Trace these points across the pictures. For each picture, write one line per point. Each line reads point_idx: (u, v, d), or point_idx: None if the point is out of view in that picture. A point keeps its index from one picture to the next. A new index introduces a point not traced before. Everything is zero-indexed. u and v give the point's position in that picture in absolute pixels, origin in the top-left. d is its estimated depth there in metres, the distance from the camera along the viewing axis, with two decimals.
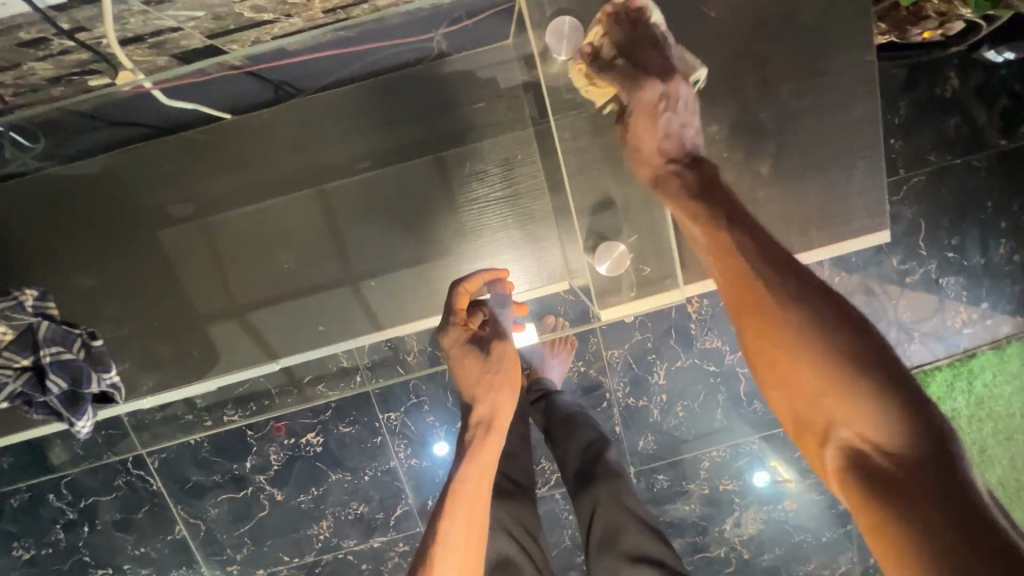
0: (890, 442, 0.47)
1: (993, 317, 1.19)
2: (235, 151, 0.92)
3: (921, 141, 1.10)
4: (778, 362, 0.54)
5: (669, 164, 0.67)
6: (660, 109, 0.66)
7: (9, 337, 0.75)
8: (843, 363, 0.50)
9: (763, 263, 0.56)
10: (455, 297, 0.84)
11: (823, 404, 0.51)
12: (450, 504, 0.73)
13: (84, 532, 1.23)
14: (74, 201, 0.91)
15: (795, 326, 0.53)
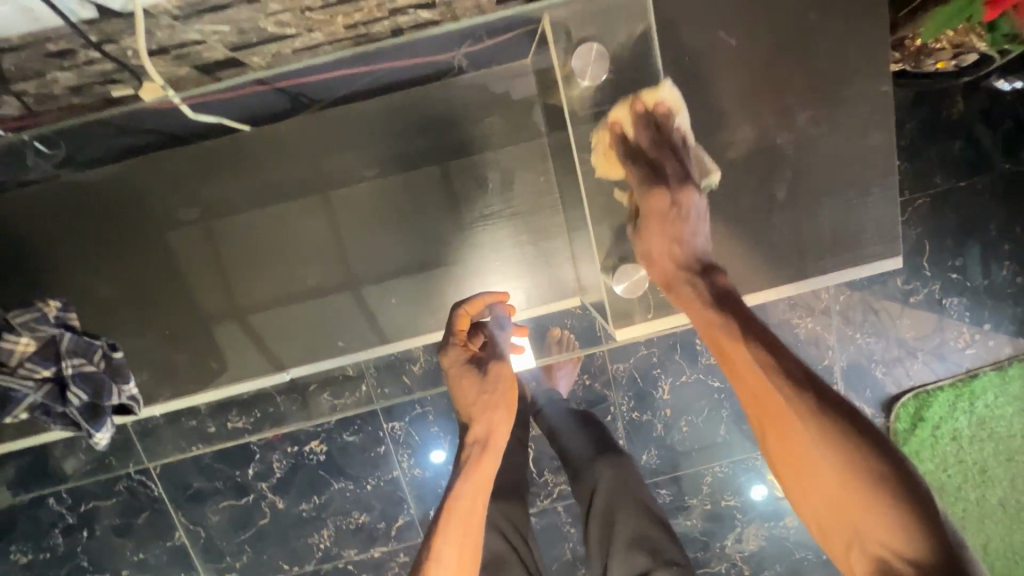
0: (911, 550, 0.51)
1: (995, 338, 1.20)
2: (246, 162, 0.91)
3: (926, 164, 1.12)
4: (799, 467, 0.58)
5: (682, 269, 0.70)
6: (671, 212, 0.70)
7: (32, 347, 0.75)
8: (861, 475, 0.54)
9: (777, 372, 0.60)
10: (455, 318, 0.85)
11: (845, 511, 0.55)
12: (445, 521, 0.75)
13: (83, 537, 1.22)
14: (87, 211, 0.91)
15: (811, 434, 0.56)
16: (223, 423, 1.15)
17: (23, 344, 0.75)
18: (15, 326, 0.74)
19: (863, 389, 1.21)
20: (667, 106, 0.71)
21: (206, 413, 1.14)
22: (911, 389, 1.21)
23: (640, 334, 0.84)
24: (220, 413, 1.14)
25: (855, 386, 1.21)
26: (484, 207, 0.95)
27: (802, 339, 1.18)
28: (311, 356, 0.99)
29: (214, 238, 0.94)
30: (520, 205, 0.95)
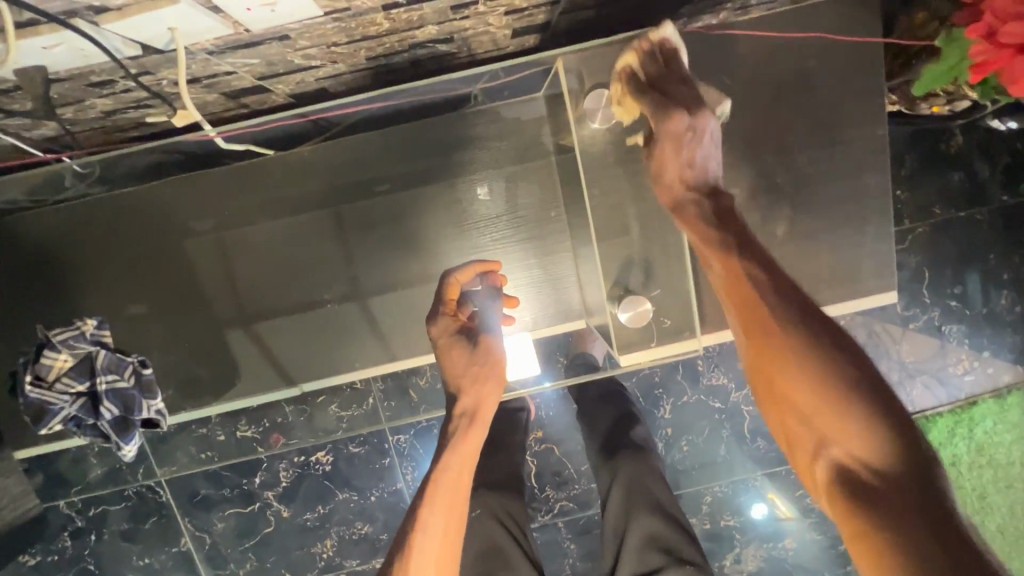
0: (878, 461, 0.49)
1: (994, 365, 1.21)
2: (270, 185, 0.95)
3: (925, 195, 1.14)
4: (776, 381, 0.55)
5: (688, 193, 0.67)
6: (685, 137, 0.66)
7: (69, 363, 0.78)
8: (837, 387, 0.52)
9: (767, 286, 0.58)
10: (444, 289, 0.86)
11: (817, 424, 0.53)
12: (432, 489, 0.72)
13: (90, 541, 1.24)
14: (114, 228, 0.95)
15: (795, 344, 0.54)
16: (232, 432, 1.19)
17: (61, 360, 0.78)
18: (54, 343, 0.78)
19: None
20: (671, 43, 0.68)
21: (216, 422, 1.19)
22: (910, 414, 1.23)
23: (642, 359, 0.86)
24: (229, 422, 1.18)
25: None
26: (494, 234, 0.98)
27: None
28: (322, 371, 1.01)
29: (233, 255, 0.97)
30: (529, 232, 0.98)
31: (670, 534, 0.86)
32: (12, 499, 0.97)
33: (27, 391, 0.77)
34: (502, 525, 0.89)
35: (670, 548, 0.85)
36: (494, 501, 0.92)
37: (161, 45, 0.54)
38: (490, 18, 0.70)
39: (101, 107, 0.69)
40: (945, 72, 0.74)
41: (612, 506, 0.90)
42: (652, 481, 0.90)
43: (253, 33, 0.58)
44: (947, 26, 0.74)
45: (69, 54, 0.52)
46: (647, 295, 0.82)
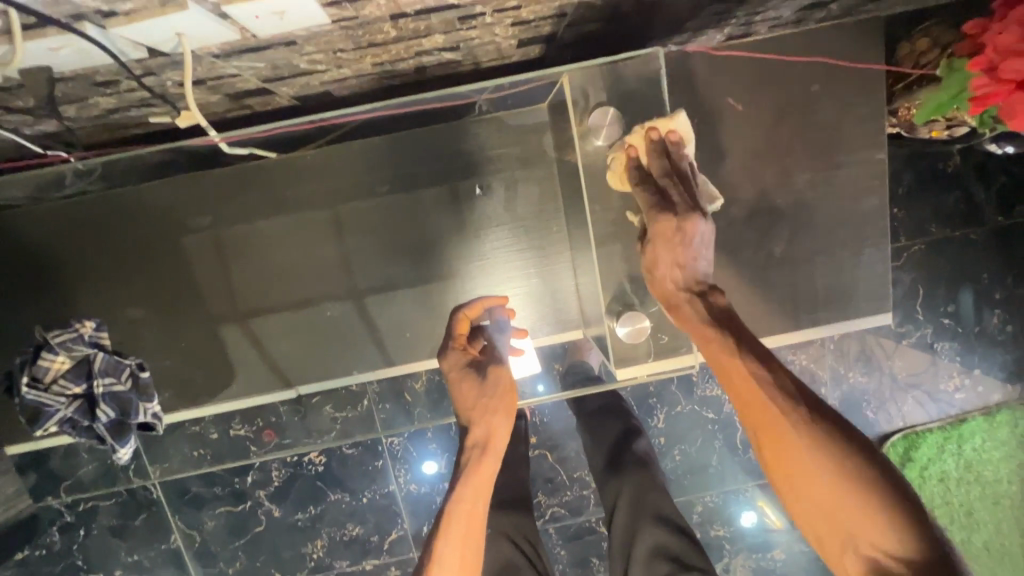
0: (905, 551, 0.51)
1: (984, 383, 1.22)
2: (272, 188, 0.95)
3: (921, 214, 1.16)
4: (797, 479, 0.56)
5: (680, 289, 0.69)
6: (676, 233, 0.68)
7: (66, 366, 0.78)
8: (855, 483, 0.53)
9: (774, 384, 0.58)
10: (455, 324, 0.87)
11: (842, 520, 0.54)
12: (447, 522, 0.71)
13: (79, 536, 1.23)
14: (114, 227, 0.94)
15: (813, 444, 0.55)
16: (226, 431, 1.18)
17: (58, 362, 0.77)
18: (53, 346, 0.78)
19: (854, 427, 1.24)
20: (678, 135, 0.71)
21: (209, 421, 1.18)
22: (901, 429, 1.24)
23: (635, 374, 0.88)
24: (222, 422, 1.17)
25: None
26: (496, 244, 0.98)
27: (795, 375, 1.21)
28: (321, 373, 1.03)
29: (233, 257, 0.97)
30: (530, 243, 0.98)
31: (677, 543, 0.83)
32: None
33: (22, 393, 0.76)
34: (510, 540, 0.88)
35: (678, 557, 0.81)
36: (502, 519, 0.91)
37: (168, 49, 0.54)
38: (497, 29, 0.70)
39: (104, 106, 0.69)
40: (947, 101, 0.76)
41: (617, 520, 0.89)
42: (655, 496, 0.89)
43: (259, 39, 0.58)
44: (947, 57, 0.76)
45: (74, 56, 0.51)
46: (647, 310, 0.82)
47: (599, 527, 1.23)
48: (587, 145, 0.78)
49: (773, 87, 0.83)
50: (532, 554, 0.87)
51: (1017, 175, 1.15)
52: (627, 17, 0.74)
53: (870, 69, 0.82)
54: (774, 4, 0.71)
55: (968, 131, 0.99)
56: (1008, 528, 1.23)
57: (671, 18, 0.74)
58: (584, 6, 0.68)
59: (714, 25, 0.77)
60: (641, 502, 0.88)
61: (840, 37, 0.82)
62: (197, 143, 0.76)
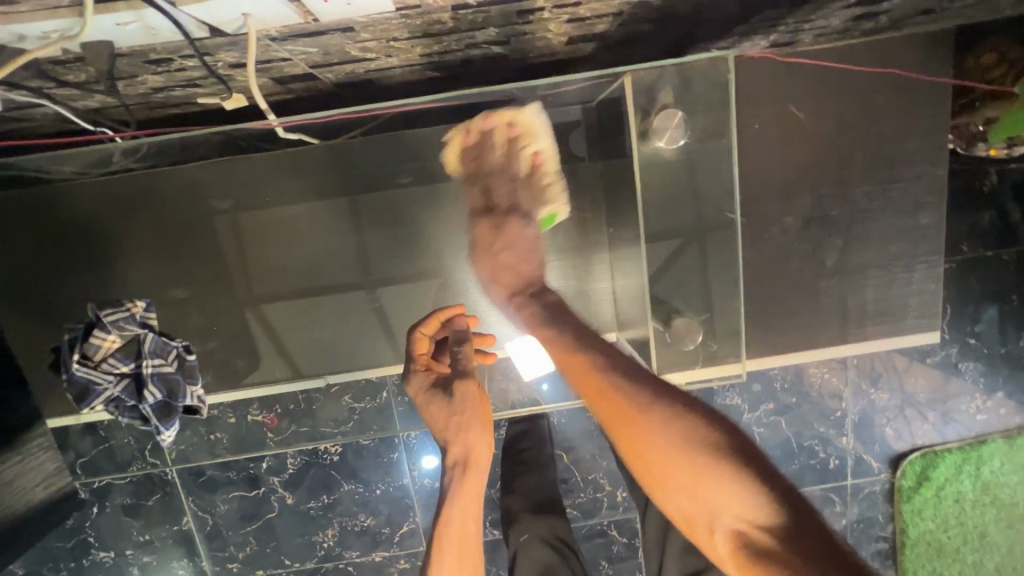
0: (759, 513, 0.54)
1: (1006, 407, 1.21)
2: (302, 177, 0.92)
3: (955, 231, 1.13)
4: (652, 458, 0.62)
5: (514, 295, 0.88)
6: (500, 236, 0.88)
7: (117, 344, 0.80)
8: (704, 456, 0.58)
9: (621, 375, 0.69)
10: (415, 345, 0.91)
11: (695, 489, 0.59)
12: (439, 547, 0.74)
13: (92, 513, 1.23)
14: (142, 206, 0.93)
15: (659, 419, 0.62)
16: (243, 416, 1.18)
17: (111, 340, 0.79)
18: (105, 324, 0.79)
19: (872, 444, 1.22)
20: (521, 127, 0.83)
21: (226, 405, 1.18)
22: (919, 447, 1.22)
23: (681, 379, 0.90)
24: (240, 407, 1.17)
25: (864, 440, 1.22)
26: None
27: (816, 390, 1.19)
28: (346, 364, 1.03)
29: (261, 241, 0.96)
30: (567, 242, 0.94)
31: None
32: (47, 475, 0.97)
33: (73, 369, 0.78)
34: (546, 543, 0.89)
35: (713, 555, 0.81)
36: (537, 524, 0.91)
37: (231, 29, 0.53)
38: (552, 25, 0.70)
39: (152, 84, 0.68)
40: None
41: (648, 526, 0.88)
42: None
43: (320, 23, 0.57)
44: None
45: (140, 32, 0.51)
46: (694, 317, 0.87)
47: (611, 530, 1.22)
48: (642, 146, 0.80)
49: (821, 96, 0.82)
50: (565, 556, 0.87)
51: None
52: (680, 18, 0.73)
53: (920, 82, 0.81)
54: (830, 10, 0.70)
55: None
56: (1021, 552, 1.23)
57: (725, 20, 0.73)
58: (643, 5, 0.66)
59: (764, 30, 0.76)
60: None
61: (891, 50, 0.81)
62: (252, 128, 0.77)
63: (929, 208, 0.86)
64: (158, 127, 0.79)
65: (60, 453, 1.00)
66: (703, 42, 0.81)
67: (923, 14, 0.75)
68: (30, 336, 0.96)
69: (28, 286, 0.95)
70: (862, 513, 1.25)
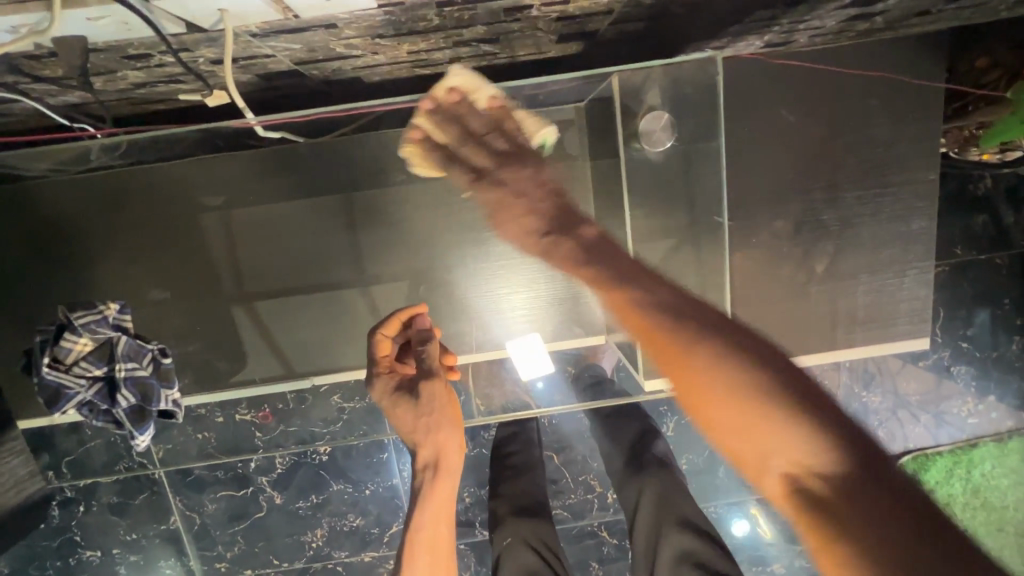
0: (825, 464, 0.42)
1: (998, 410, 1.21)
2: (288, 175, 0.91)
3: (949, 234, 1.12)
4: (690, 393, 0.49)
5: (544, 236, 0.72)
6: (509, 191, 0.76)
7: (88, 348, 0.78)
8: (755, 389, 0.45)
9: (657, 300, 0.54)
10: (376, 347, 0.90)
11: (741, 433, 0.46)
12: (411, 555, 0.72)
13: (79, 512, 1.22)
14: (127, 204, 0.91)
15: (702, 349, 0.48)
16: (232, 415, 1.17)
17: (81, 343, 0.77)
18: (76, 326, 0.77)
19: None
20: (454, 92, 0.75)
21: (214, 405, 1.17)
22: (910, 450, 1.22)
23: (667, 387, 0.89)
24: (228, 406, 1.16)
25: None
26: None
27: None
28: (333, 365, 1.01)
29: (248, 238, 0.95)
30: None
31: (706, 550, 0.80)
32: (17, 481, 0.96)
33: (43, 372, 0.76)
34: (529, 548, 0.86)
35: (704, 564, 0.79)
36: (525, 527, 0.91)
37: (207, 24, 0.52)
38: (541, 23, 0.68)
39: (132, 80, 0.67)
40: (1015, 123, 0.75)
41: (638, 530, 0.88)
42: (679, 500, 0.88)
43: (301, 19, 0.56)
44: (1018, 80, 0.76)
45: (112, 27, 0.50)
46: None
47: (601, 531, 1.22)
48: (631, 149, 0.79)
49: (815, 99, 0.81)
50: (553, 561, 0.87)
51: None
52: (673, 17, 0.71)
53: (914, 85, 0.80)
54: (824, 11, 0.69)
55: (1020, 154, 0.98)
56: None
57: (718, 19, 0.72)
58: (634, 3, 0.65)
59: (758, 30, 0.75)
60: (662, 509, 0.87)
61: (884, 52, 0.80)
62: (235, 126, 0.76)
63: (921, 212, 0.85)
64: (140, 124, 0.78)
65: (31, 455, 0.98)
66: (696, 42, 0.80)
67: (918, 16, 0.75)
68: (12, 335, 0.95)
69: (11, 284, 0.94)
70: None
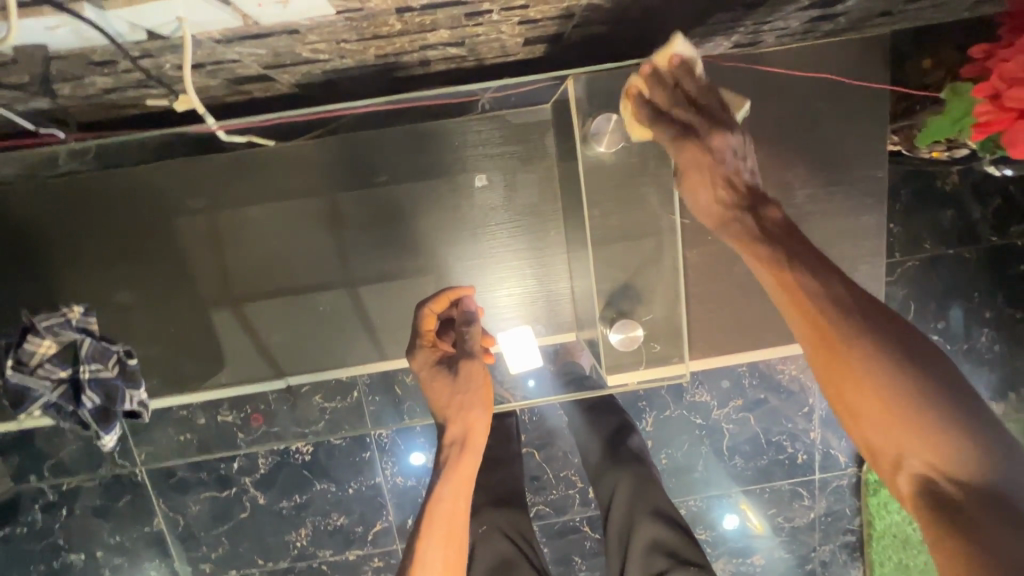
0: (962, 470, 0.47)
1: None
2: (264, 180, 0.93)
3: (917, 229, 1.11)
4: (840, 381, 0.52)
5: (726, 209, 0.64)
6: (714, 153, 0.65)
7: (51, 350, 0.79)
8: (914, 393, 0.48)
9: (823, 282, 0.54)
10: (420, 320, 0.86)
11: (887, 425, 0.50)
12: (430, 520, 0.71)
13: (61, 515, 1.23)
14: (100, 208, 0.93)
15: (858, 344, 0.51)
16: (213, 416, 1.17)
17: (44, 347, 0.79)
18: (39, 329, 0.78)
19: (840, 437, 1.24)
20: (680, 59, 0.67)
21: (197, 406, 1.17)
22: None
23: (628, 380, 0.92)
24: (210, 408, 1.16)
25: (831, 433, 1.23)
26: (496, 243, 0.98)
27: (784, 384, 1.20)
28: (313, 365, 1.03)
29: (226, 241, 0.96)
30: (529, 245, 0.98)
31: (673, 547, 0.86)
32: None
33: (7, 375, 0.78)
34: (504, 539, 0.90)
35: (674, 552, 0.85)
36: (499, 518, 0.93)
37: (168, 32, 0.53)
38: (504, 26, 0.69)
39: (101, 85, 0.67)
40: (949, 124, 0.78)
41: (613, 520, 0.91)
42: (650, 496, 0.91)
43: (262, 26, 0.57)
44: (953, 80, 0.79)
45: (71, 36, 0.51)
46: (639, 320, 0.88)
47: (583, 526, 1.23)
48: (588, 150, 0.81)
49: None
50: (528, 550, 0.90)
51: (1013, 197, 1.11)
52: (635, 21, 0.73)
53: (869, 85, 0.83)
54: (785, 13, 0.71)
55: (967, 152, 1.01)
56: None
57: (679, 24, 0.74)
58: (593, 7, 0.66)
59: (722, 30, 0.76)
60: (635, 506, 0.90)
61: (826, 56, 0.86)
62: (202, 130, 0.76)
63: (871, 209, 0.93)
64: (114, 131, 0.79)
65: None
66: None
67: (878, 16, 0.77)
68: None
69: None
70: (829, 506, 1.27)
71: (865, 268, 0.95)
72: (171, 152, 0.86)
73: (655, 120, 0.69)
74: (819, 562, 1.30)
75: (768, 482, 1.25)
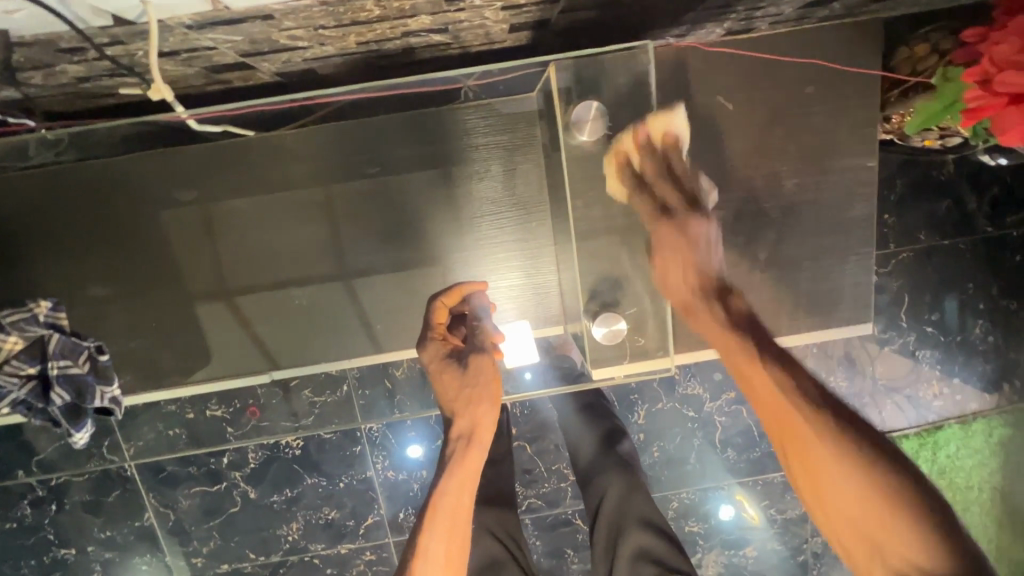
0: (932, 563, 0.49)
1: (963, 393, 1.18)
2: (247, 172, 0.92)
3: (912, 220, 1.10)
4: (812, 472, 0.57)
5: (699, 292, 0.76)
6: (689, 237, 0.76)
7: (19, 346, 0.77)
8: (881, 487, 0.52)
9: (795, 381, 0.61)
10: (433, 313, 0.90)
11: (859, 517, 0.54)
12: (432, 514, 0.71)
13: (51, 510, 1.22)
14: (79, 201, 0.92)
15: (826, 436, 0.56)
16: (202, 411, 1.17)
17: (11, 343, 0.77)
18: (4, 326, 0.76)
19: None
20: (671, 135, 0.76)
21: (186, 401, 1.16)
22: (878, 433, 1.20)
23: (613, 373, 0.91)
24: (199, 403, 1.16)
25: None
26: (484, 236, 0.96)
27: None
28: (299, 361, 1.01)
29: (210, 235, 0.95)
30: (516, 238, 0.97)
31: (660, 547, 0.85)
32: None
33: None
34: (491, 535, 0.90)
35: (660, 561, 0.84)
36: (487, 514, 0.92)
37: (133, 18, 0.53)
38: (487, 12, 0.68)
39: (73, 74, 0.65)
40: (941, 111, 0.77)
41: (599, 527, 0.91)
42: (637, 502, 0.91)
43: (234, 9, 0.55)
44: (946, 66, 0.77)
45: (33, 19, 0.51)
46: (625, 312, 0.87)
47: (575, 519, 1.23)
48: (570, 139, 0.79)
49: None
50: (517, 552, 0.89)
51: (1010, 186, 1.10)
52: (622, 7, 0.71)
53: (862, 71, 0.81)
54: None
55: (961, 141, 0.96)
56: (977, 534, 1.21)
57: (667, 11, 0.72)
58: None
59: (713, 18, 0.75)
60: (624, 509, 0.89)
61: (818, 44, 0.85)
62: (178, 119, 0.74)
63: (863, 200, 0.92)
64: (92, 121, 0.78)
65: None
66: (653, 32, 0.79)
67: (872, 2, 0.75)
68: None
69: None
70: None
71: (856, 260, 0.94)
72: (147, 143, 0.85)
73: (642, 191, 0.78)
74: (812, 553, 1.30)
75: (762, 475, 1.25)
